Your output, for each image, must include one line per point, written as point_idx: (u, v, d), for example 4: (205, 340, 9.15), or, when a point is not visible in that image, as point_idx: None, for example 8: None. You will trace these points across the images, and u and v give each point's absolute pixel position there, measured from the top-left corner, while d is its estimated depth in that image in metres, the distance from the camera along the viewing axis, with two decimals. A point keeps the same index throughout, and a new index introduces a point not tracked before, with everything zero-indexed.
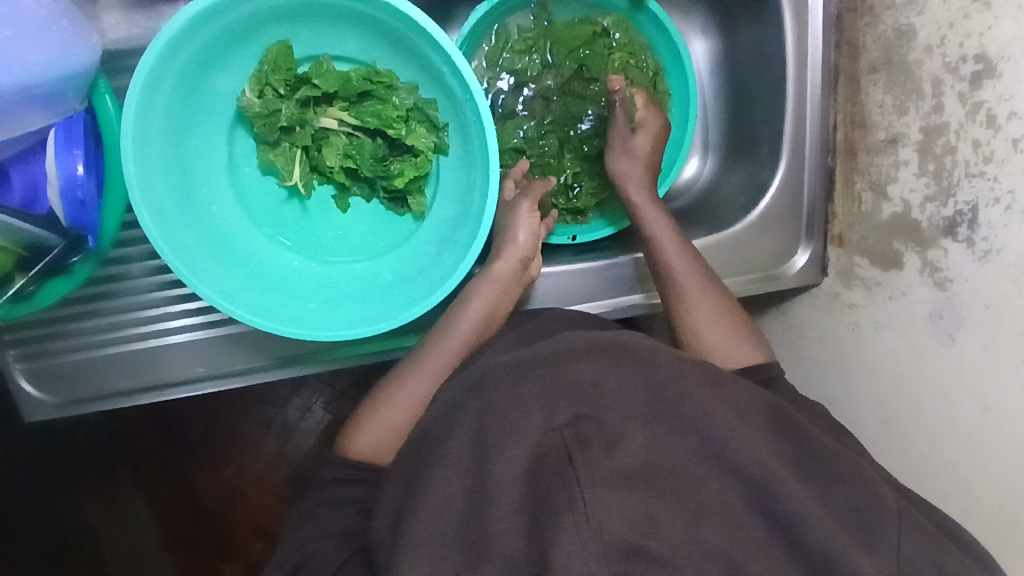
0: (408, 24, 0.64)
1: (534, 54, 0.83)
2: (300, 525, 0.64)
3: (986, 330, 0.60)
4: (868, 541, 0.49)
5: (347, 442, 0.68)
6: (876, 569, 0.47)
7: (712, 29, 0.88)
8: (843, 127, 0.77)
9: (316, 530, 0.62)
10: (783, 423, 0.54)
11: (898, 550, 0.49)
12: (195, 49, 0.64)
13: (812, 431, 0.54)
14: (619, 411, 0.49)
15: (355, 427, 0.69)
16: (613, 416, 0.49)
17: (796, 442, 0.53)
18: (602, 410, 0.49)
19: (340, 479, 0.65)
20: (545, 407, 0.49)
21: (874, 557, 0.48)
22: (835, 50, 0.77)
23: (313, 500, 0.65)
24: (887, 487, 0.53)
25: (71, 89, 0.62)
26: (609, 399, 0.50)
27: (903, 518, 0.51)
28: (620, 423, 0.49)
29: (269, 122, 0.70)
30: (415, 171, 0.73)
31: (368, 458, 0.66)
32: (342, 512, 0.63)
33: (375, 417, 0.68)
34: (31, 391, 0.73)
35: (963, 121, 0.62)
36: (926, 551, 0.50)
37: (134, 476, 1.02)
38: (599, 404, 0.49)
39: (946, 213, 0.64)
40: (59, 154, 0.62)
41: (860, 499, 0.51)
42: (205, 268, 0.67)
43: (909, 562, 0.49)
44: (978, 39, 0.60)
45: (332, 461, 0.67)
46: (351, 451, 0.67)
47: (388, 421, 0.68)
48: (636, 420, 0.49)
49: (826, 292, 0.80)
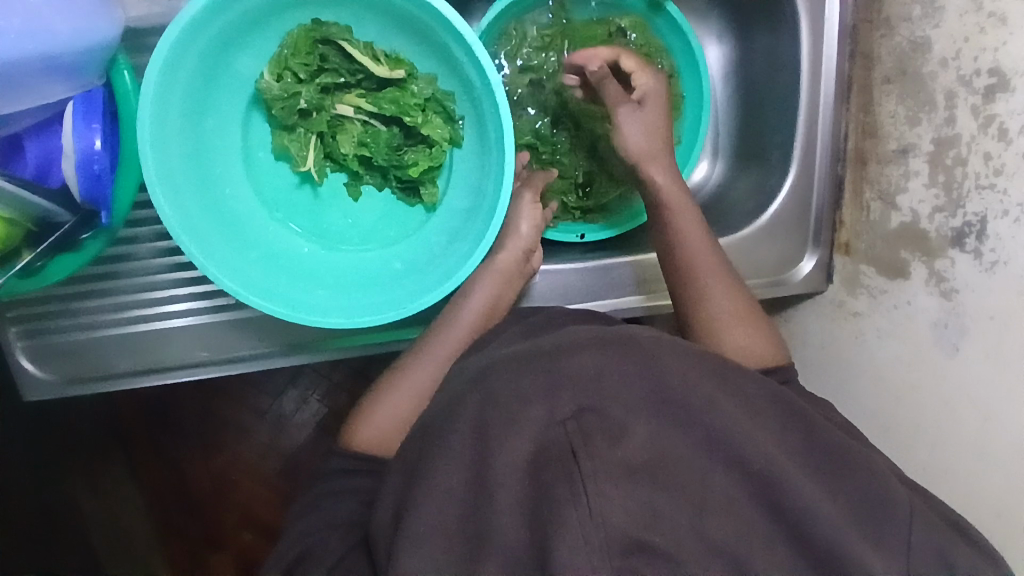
0: (431, 14, 0.64)
1: (551, 51, 0.84)
2: (303, 515, 0.64)
3: (990, 340, 0.61)
4: (873, 539, 0.50)
5: (351, 435, 0.69)
6: (884, 569, 0.48)
7: (727, 35, 0.89)
8: (854, 136, 0.78)
9: (317, 520, 0.62)
10: (791, 418, 0.54)
11: (908, 550, 0.50)
12: (216, 28, 0.63)
13: (823, 425, 0.55)
14: (627, 405, 0.49)
15: (358, 418, 0.70)
16: (616, 408, 0.49)
17: (803, 435, 0.53)
18: (608, 403, 0.49)
19: (344, 471, 0.66)
20: (548, 397, 0.49)
21: (882, 554, 0.49)
22: (849, 60, 0.78)
23: (316, 493, 0.66)
24: (898, 485, 0.54)
25: (93, 62, 0.61)
26: (614, 393, 0.49)
27: (915, 516, 0.52)
28: (624, 416, 0.48)
29: (288, 105, 0.70)
30: (429, 162, 0.73)
31: (371, 449, 0.67)
32: (344, 504, 0.63)
33: (376, 408, 0.69)
34: (31, 369, 0.72)
35: (975, 134, 0.63)
36: (938, 550, 0.51)
37: (125, 460, 1.01)
38: (604, 397, 0.49)
39: (954, 223, 0.65)
40: (78, 125, 0.62)
41: (867, 498, 0.51)
42: (215, 249, 0.66)
43: (918, 565, 0.50)
44: (993, 53, 0.61)
45: (337, 454, 0.68)
46: (354, 443, 0.68)
47: (388, 412, 0.69)
48: (640, 413, 0.49)
49: (830, 299, 0.81)
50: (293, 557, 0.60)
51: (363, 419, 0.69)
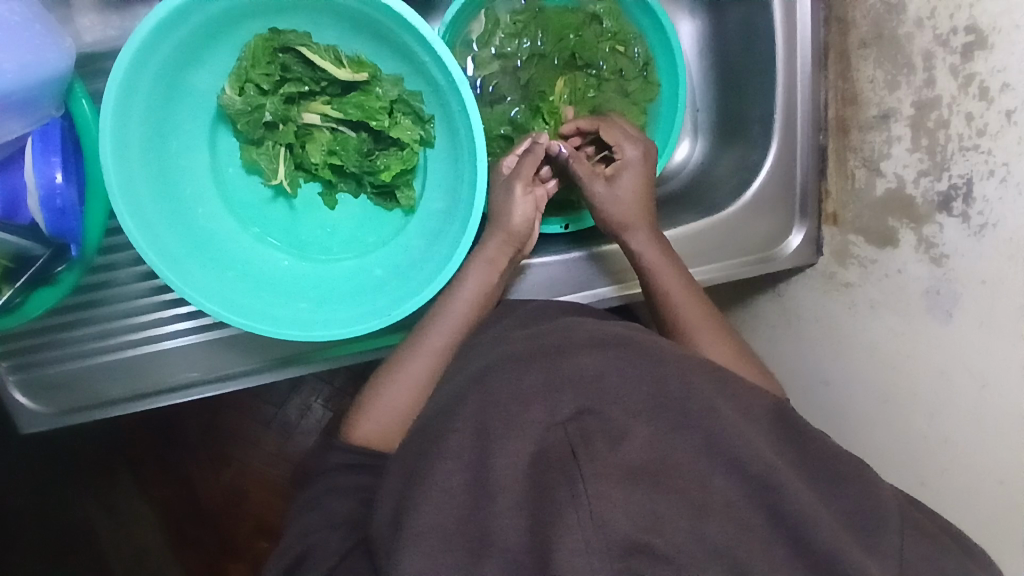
0: (390, 15, 0.63)
1: (524, 38, 0.81)
2: (301, 514, 0.62)
3: (983, 305, 0.59)
4: (870, 542, 0.48)
5: (351, 426, 0.68)
6: (879, 569, 0.47)
7: (699, 10, 0.88)
8: (834, 104, 0.76)
9: (320, 518, 0.61)
10: (785, 422, 0.54)
11: (900, 552, 0.49)
12: (171, 48, 0.62)
13: (814, 432, 0.54)
14: (624, 407, 0.50)
15: (359, 410, 0.68)
16: (615, 411, 0.50)
17: (798, 442, 0.53)
18: (606, 405, 0.50)
19: (344, 466, 0.65)
20: (548, 401, 0.50)
21: (876, 556, 0.48)
22: (825, 25, 0.76)
23: (317, 486, 0.64)
24: (890, 488, 0.53)
25: (48, 95, 0.61)
26: (613, 394, 0.51)
27: (906, 518, 0.51)
28: (623, 417, 0.49)
29: (252, 119, 0.70)
30: (401, 165, 0.72)
31: (369, 443, 0.66)
32: (344, 499, 0.62)
33: (373, 403, 0.68)
34: (25, 403, 0.72)
35: (956, 95, 0.61)
36: (927, 549, 0.50)
37: (134, 477, 1.01)
38: (603, 400, 0.50)
39: (940, 187, 0.63)
40: (38, 163, 0.62)
41: (862, 501, 0.50)
42: (191, 272, 0.66)
43: (911, 563, 0.49)
44: (968, 10, 0.59)
45: (336, 448, 0.67)
46: (355, 437, 0.67)
47: (390, 406, 0.67)
48: (639, 415, 0.50)
49: (821, 271, 0.79)
50: (296, 554, 0.59)
51: (365, 413, 0.68)
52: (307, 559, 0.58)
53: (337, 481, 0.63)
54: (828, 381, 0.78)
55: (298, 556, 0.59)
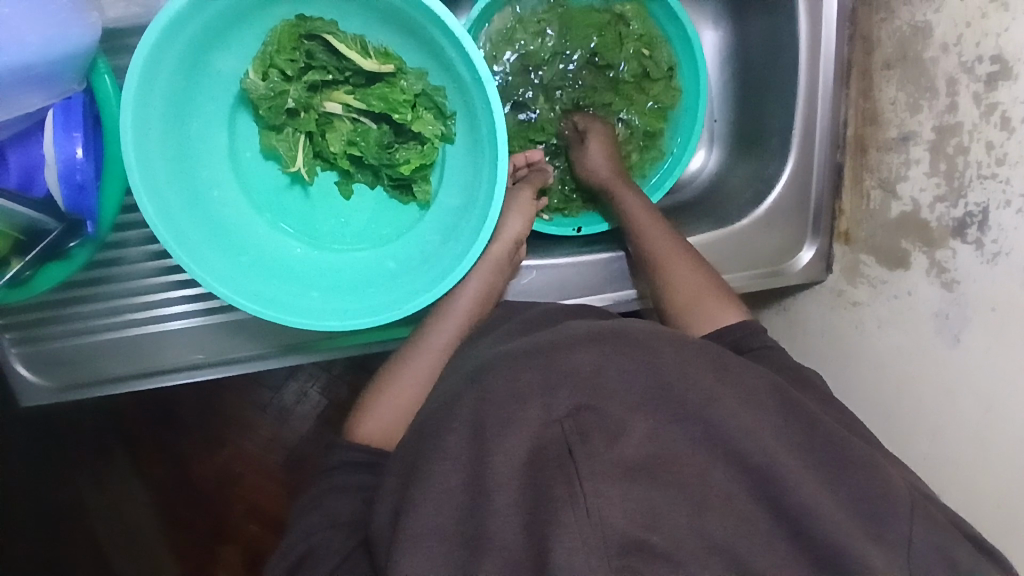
0: (422, 10, 0.63)
1: (547, 37, 0.81)
2: (304, 514, 0.62)
3: (991, 332, 0.60)
4: (877, 532, 0.48)
5: (353, 426, 0.67)
6: (887, 566, 0.47)
7: (723, 19, 0.88)
8: (854, 122, 0.77)
9: (321, 519, 0.60)
10: (786, 410, 0.53)
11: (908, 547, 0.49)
12: (198, 28, 0.62)
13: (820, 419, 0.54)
14: (622, 401, 0.49)
15: (362, 409, 0.68)
16: (614, 406, 0.49)
17: (802, 428, 0.52)
18: (603, 401, 0.49)
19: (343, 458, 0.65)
20: (545, 396, 0.49)
21: (882, 548, 0.48)
22: (849, 43, 0.76)
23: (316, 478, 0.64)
24: (900, 481, 0.53)
25: (70, 69, 0.61)
26: (610, 390, 0.50)
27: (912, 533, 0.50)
28: (621, 413, 0.49)
29: (274, 105, 0.69)
30: (421, 159, 0.72)
31: (372, 441, 0.66)
32: (343, 490, 0.62)
33: (376, 399, 0.68)
34: (27, 376, 0.72)
35: (977, 122, 0.61)
36: (936, 543, 0.49)
37: (128, 456, 1.01)
38: (602, 397, 0.49)
39: (955, 213, 0.63)
40: (58, 135, 0.61)
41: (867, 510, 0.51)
42: (205, 255, 0.65)
43: (919, 564, 0.48)
44: (995, 39, 0.59)
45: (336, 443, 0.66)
46: (357, 435, 0.66)
47: (393, 405, 0.67)
48: (637, 409, 0.49)
49: (829, 288, 0.80)
50: (297, 556, 0.58)
51: (366, 412, 0.68)
52: (304, 546, 0.58)
53: (335, 472, 0.63)
54: (831, 397, 0.79)
55: (300, 557, 0.58)
